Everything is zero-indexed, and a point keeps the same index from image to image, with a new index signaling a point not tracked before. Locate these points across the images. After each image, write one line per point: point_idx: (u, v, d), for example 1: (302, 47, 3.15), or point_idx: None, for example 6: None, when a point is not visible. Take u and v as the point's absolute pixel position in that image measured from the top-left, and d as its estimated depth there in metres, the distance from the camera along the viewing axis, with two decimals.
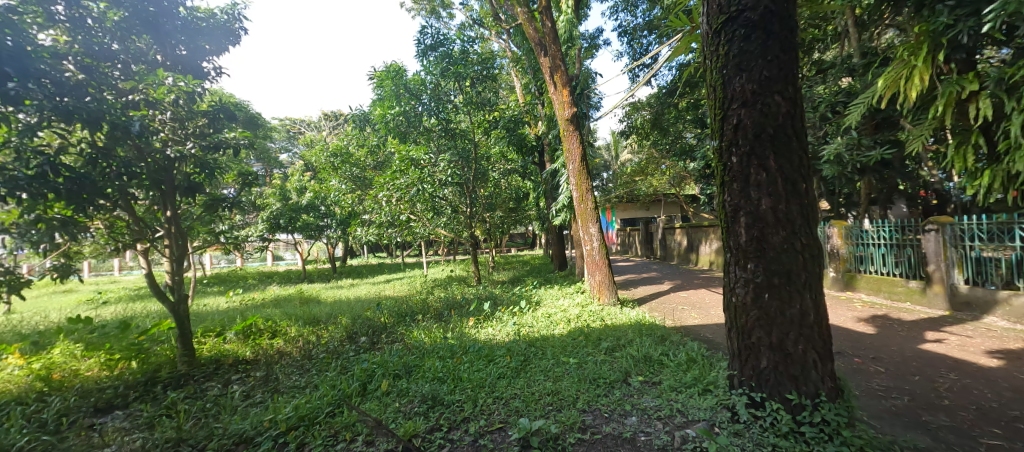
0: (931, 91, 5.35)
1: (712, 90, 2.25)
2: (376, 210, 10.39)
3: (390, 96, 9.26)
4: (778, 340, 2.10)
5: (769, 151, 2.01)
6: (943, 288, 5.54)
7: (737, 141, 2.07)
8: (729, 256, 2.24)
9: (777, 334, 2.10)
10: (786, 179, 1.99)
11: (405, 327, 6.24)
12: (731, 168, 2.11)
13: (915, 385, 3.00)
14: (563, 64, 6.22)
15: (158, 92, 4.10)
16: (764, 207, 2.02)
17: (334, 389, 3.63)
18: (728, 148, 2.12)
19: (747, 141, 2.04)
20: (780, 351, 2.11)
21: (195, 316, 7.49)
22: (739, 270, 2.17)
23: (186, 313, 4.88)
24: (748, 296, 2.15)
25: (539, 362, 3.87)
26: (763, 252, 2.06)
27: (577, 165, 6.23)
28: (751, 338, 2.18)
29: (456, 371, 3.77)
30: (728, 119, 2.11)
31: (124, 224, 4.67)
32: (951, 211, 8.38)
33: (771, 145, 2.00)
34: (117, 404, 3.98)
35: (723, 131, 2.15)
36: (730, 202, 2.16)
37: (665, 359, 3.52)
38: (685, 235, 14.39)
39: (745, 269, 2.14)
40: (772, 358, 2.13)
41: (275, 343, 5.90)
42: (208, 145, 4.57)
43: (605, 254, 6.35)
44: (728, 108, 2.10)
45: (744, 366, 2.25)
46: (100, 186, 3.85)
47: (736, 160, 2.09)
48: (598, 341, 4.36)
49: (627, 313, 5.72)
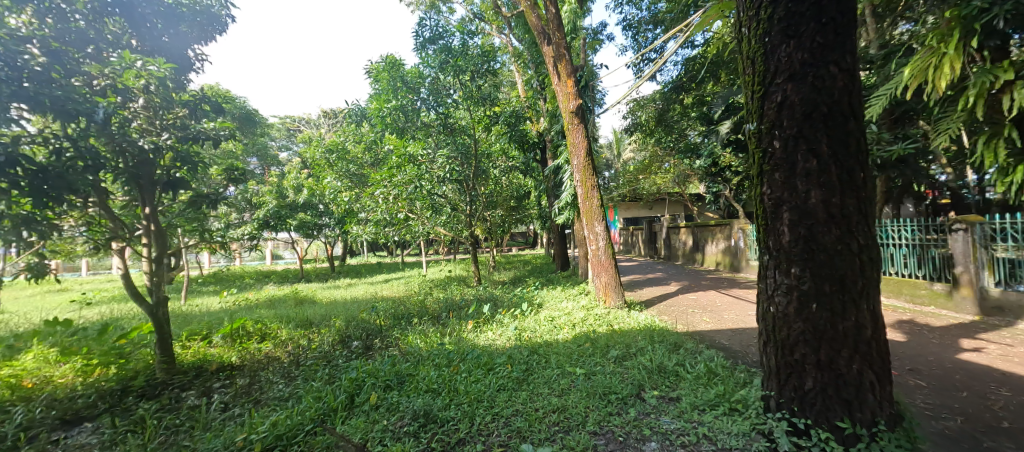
0: (961, 81, 5.01)
1: (749, 63, 2.02)
2: (373, 208, 10.08)
3: (387, 89, 8.97)
4: (828, 358, 1.81)
5: (821, 133, 1.76)
6: (972, 292, 5.21)
7: (782, 122, 1.83)
8: (767, 259, 1.95)
9: (827, 351, 1.81)
10: (840, 165, 1.74)
11: (400, 330, 5.92)
12: (774, 154, 1.87)
13: (965, 403, 2.68)
14: (568, 53, 5.87)
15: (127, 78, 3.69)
16: (813, 201, 1.76)
17: (319, 402, 3.32)
18: (770, 131, 1.88)
19: (795, 122, 1.80)
20: (829, 371, 1.82)
21: (184, 317, 7.21)
22: (780, 276, 1.88)
23: (166, 317, 4.55)
24: (791, 306, 1.86)
25: (543, 372, 3.56)
26: (812, 254, 1.77)
27: (582, 161, 5.92)
28: (793, 355, 1.89)
29: (453, 382, 3.45)
30: (771, 96, 1.88)
31: (97, 222, 4.32)
32: (971, 210, 8.03)
33: (824, 126, 1.75)
34: (86, 415, 3.69)
35: (764, 110, 1.91)
36: (770, 195, 1.90)
37: (681, 370, 3.21)
38: (690, 234, 14.07)
39: (788, 274, 1.85)
40: (820, 379, 1.84)
41: (263, 346, 5.61)
42: (185, 137, 4.25)
43: (611, 254, 6.01)
44: (771, 83, 1.87)
45: (784, 387, 1.96)
46: (73, 183, 3.45)
47: (779, 144, 1.84)
48: (607, 349, 4.04)
49: (635, 316, 5.40)
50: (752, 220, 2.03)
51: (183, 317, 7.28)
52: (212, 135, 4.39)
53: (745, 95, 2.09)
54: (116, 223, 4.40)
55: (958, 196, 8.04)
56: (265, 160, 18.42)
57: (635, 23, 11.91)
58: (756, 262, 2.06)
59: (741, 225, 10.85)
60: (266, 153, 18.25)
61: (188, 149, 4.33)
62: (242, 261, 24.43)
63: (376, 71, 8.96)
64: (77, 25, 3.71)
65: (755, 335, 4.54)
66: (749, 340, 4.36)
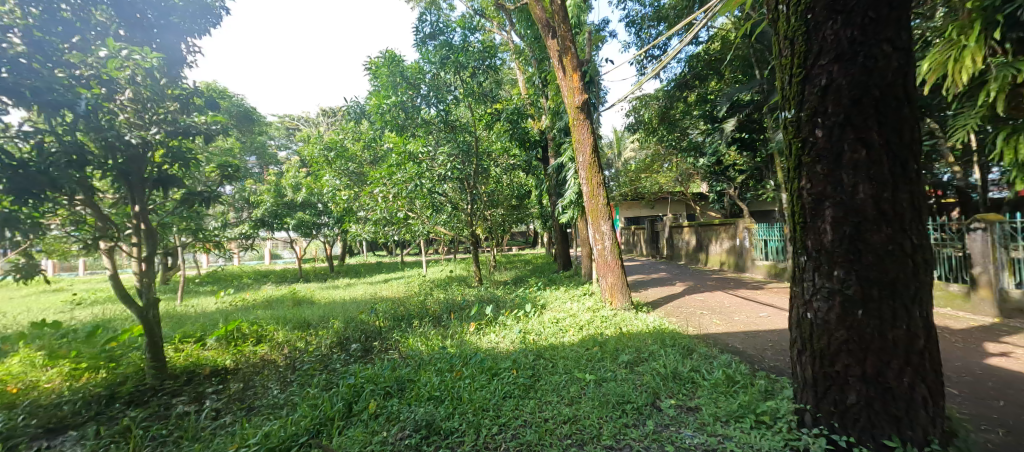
0: (981, 75, 4.83)
1: (787, 42, 2.01)
2: (372, 207, 9.89)
3: (386, 85, 8.78)
4: (874, 369, 1.81)
5: (870, 118, 1.77)
6: (991, 293, 5.03)
7: (828, 108, 1.84)
8: (807, 263, 1.97)
9: (874, 362, 1.81)
10: (890, 154, 1.75)
11: (400, 333, 5.74)
12: (817, 143, 1.88)
13: (1004, 413, 2.51)
14: (574, 46, 5.70)
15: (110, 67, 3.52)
16: (862, 196, 1.77)
17: (315, 410, 3.15)
18: (812, 119, 1.89)
19: (842, 108, 1.80)
20: (877, 384, 1.81)
21: (178, 319, 7.03)
22: (823, 279, 1.90)
23: (156, 319, 4.37)
24: (834, 312, 1.87)
25: (551, 378, 3.39)
26: (860, 255, 1.78)
27: (587, 157, 5.74)
28: (835, 366, 1.89)
29: (456, 389, 3.27)
30: (814, 79, 1.88)
31: (85, 221, 4.14)
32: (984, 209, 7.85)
33: (875, 111, 1.76)
34: (70, 424, 3.46)
35: (804, 96, 1.93)
36: (811, 190, 1.92)
37: (698, 376, 3.05)
38: (694, 233, 13.90)
39: (831, 277, 1.86)
40: (865, 392, 1.84)
41: (259, 349, 5.44)
42: (174, 130, 4.07)
43: (617, 255, 5.84)
44: (815, 65, 1.87)
45: (823, 401, 1.96)
46: (55, 178, 3.26)
47: (822, 132, 1.86)
48: (617, 353, 3.86)
49: (643, 319, 5.22)
50: (790, 216, 2.05)
51: (178, 318, 7.10)
52: (201, 128, 4.22)
53: (782, 82, 2.10)
54: (105, 221, 4.20)
55: (969, 194, 7.89)
56: (263, 158, 18.22)
57: (638, 19, 11.74)
58: (793, 266, 2.08)
59: (746, 224, 10.69)
60: (264, 152, 18.05)
61: (178, 144, 4.16)
62: (241, 260, 24.22)
63: (376, 67, 8.78)
64: (63, 15, 3.51)
65: (769, 338, 4.36)
66: (763, 343, 4.17)
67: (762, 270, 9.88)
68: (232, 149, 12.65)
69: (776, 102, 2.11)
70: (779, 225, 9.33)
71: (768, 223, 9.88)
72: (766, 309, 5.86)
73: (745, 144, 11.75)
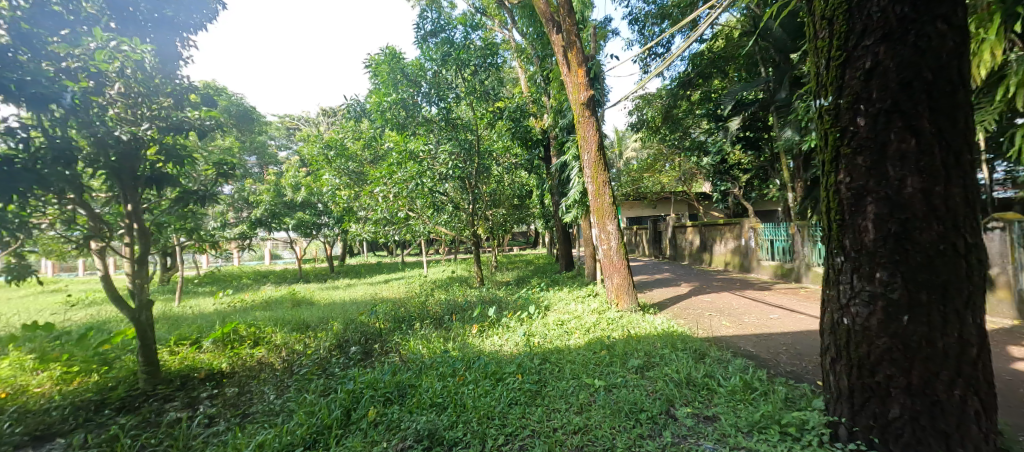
0: (1001, 70, 4.68)
1: (827, 24, 1.98)
2: (373, 206, 9.77)
3: (387, 82, 8.63)
4: (921, 380, 1.76)
5: (921, 104, 1.72)
6: (1010, 295, 4.89)
7: (873, 94, 1.81)
8: (846, 265, 1.94)
9: (920, 371, 1.76)
10: (942, 144, 1.70)
11: (401, 335, 5.61)
12: (859, 131, 1.85)
13: None
14: (579, 41, 5.56)
15: (99, 59, 3.38)
16: (910, 189, 1.73)
17: (312, 418, 3.01)
18: (854, 106, 1.86)
19: (890, 93, 1.76)
20: (923, 396, 1.76)
21: (175, 320, 6.90)
22: (863, 282, 1.86)
23: (149, 322, 4.23)
24: (875, 318, 1.83)
25: (558, 384, 3.26)
26: (906, 255, 1.74)
27: (593, 155, 5.60)
28: (875, 376, 1.86)
29: (459, 396, 3.14)
30: (857, 61, 1.84)
31: (75, 221, 4.00)
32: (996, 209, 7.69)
33: (926, 95, 1.71)
34: (58, 431, 3.32)
35: (845, 81, 1.89)
36: (850, 184, 1.89)
37: (713, 382, 2.91)
38: (697, 233, 13.77)
39: (873, 280, 1.83)
40: (909, 404, 1.79)
41: (256, 352, 5.30)
42: (166, 126, 3.93)
43: (624, 255, 5.70)
44: (859, 47, 1.83)
45: (861, 413, 1.92)
46: (42, 177, 3.14)
47: (865, 121, 1.83)
48: (626, 357, 3.72)
49: (651, 321, 5.08)
50: (826, 213, 2.02)
51: (174, 319, 6.96)
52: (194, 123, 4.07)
53: (819, 67, 2.07)
54: (96, 221, 4.05)
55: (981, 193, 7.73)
56: (263, 158, 18.09)
57: (641, 17, 11.60)
58: (828, 268, 2.05)
59: (752, 224, 10.54)
60: (264, 151, 17.92)
61: (170, 140, 4.07)
62: (241, 260, 24.09)
63: (376, 64, 8.63)
64: (54, 8, 3.29)
65: (782, 341, 4.21)
66: (776, 347, 4.03)
67: (769, 271, 9.73)
68: (231, 149, 12.54)
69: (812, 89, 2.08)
70: (785, 225, 9.18)
71: (774, 223, 9.73)
72: (776, 310, 5.71)
73: (750, 143, 11.61)
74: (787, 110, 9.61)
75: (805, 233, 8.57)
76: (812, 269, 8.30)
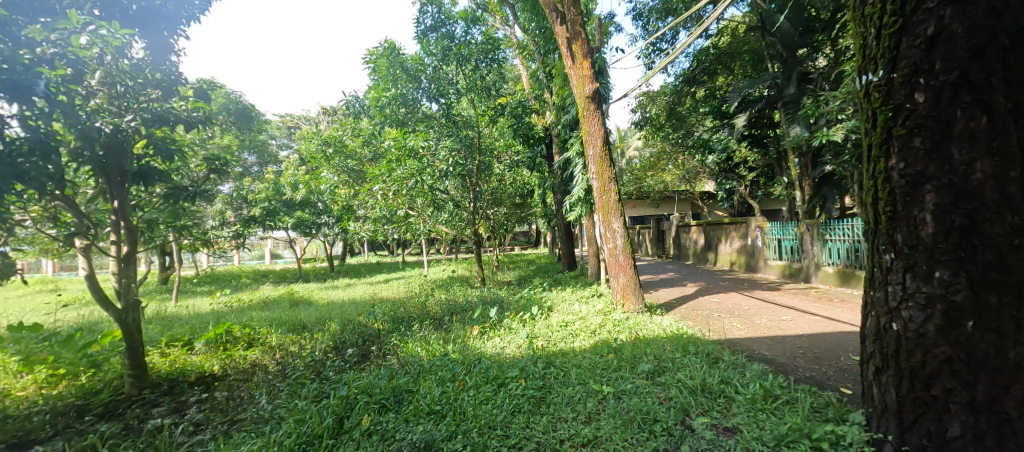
0: None
1: None
2: (371, 204, 9.58)
3: (386, 77, 8.42)
4: (989, 393, 1.63)
5: (994, 76, 1.58)
6: None
7: (936, 65, 1.69)
8: (898, 265, 1.84)
9: (989, 383, 1.63)
10: (1019, 120, 1.55)
11: (399, 336, 5.44)
12: (917, 108, 1.74)
13: None
14: (584, 31, 5.36)
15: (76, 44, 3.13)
16: (976, 176, 1.61)
17: (303, 426, 2.83)
18: (912, 81, 1.75)
19: (957, 62, 1.64)
20: (991, 412, 1.63)
21: (167, 321, 6.71)
22: (919, 283, 1.77)
23: (136, 323, 4.02)
24: (932, 323, 1.74)
25: (563, 390, 3.07)
26: (970, 253, 1.63)
27: (598, 150, 5.41)
28: (930, 390, 1.76)
29: (459, 403, 2.97)
30: (918, 26, 1.72)
31: (59, 218, 3.79)
32: None
33: (998, 62, 1.57)
34: (37, 439, 3.13)
35: (902, 51, 1.78)
36: (905, 170, 1.79)
37: (731, 389, 2.74)
38: (701, 233, 13.60)
39: (932, 280, 1.73)
40: (976, 421, 1.66)
41: (250, 354, 5.12)
42: (150, 118, 3.75)
43: (630, 254, 5.49)
44: (920, 10, 1.71)
45: (916, 430, 1.82)
46: (20, 169, 2.96)
47: (925, 97, 1.72)
48: (635, 361, 3.53)
49: (660, 322, 4.90)
50: (875, 205, 1.93)
51: (166, 320, 6.76)
52: (180, 116, 3.89)
53: (868, 38, 1.96)
54: (82, 218, 3.84)
55: None
56: (263, 157, 17.91)
57: (645, 12, 11.38)
58: (875, 267, 1.97)
59: (759, 223, 10.33)
60: (264, 150, 17.75)
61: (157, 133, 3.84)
62: (241, 260, 23.92)
63: (374, 59, 8.43)
64: None
65: (798, 344, 4.01)
66: (793, 350, 3.83)
67: (776, 270, 9.53)
68: (229, 147, 12.35)
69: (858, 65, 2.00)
70: (794, 223, 8.96)
71: (781, 221, 9.53)
72: (788, 312, 5.50)
73: (756, 141, 11.38)
74: (794, 106, 9.42)
75: (815, 229, 8.37)
76: (821, 269, 8.10)
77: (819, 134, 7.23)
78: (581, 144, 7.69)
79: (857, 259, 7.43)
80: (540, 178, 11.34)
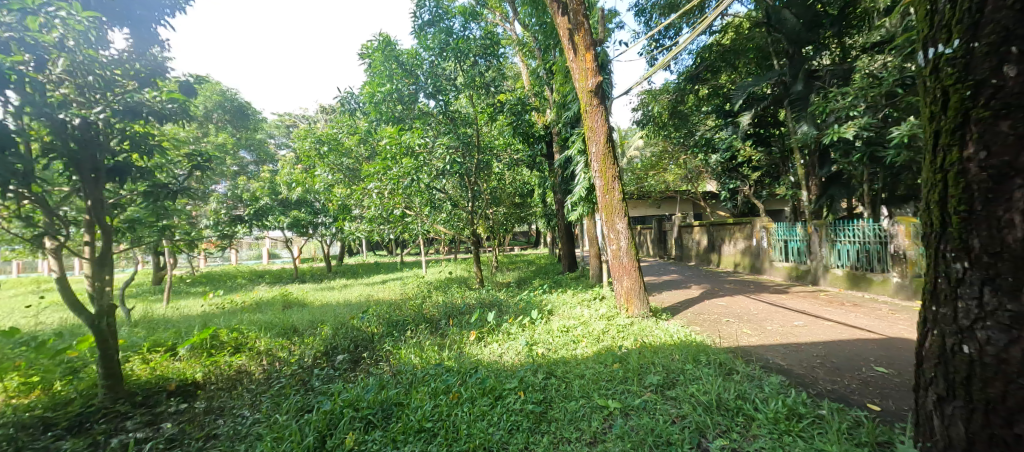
0: None
1: None
2: (367, 203, 9.33)
3: (380, 72, 8.14)
4: None
5: None
6: None
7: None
8: (972, 277, 1.43)
9: None
10: None
11: (392, 342, 5.21)
12: (1006, 85, 1.33)
13: None
14: (588, 22, 5.12)
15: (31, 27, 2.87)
16: None
17: (281, 445, 2.62)
18: (1000, 52, 1.35)
19: None
20: None
21: (153, 324, 6.47)
22: (999, 300, 1.35)
23: (111, 329, 3.77)
24: (1015, 352, 1.32)
25: (565, 406, 2.84)
26: None
27: (601, 147, 5.17)
28: (1013, 428, 1.34)
29: (452, 421, 2.75)
30: None
31: (30, 219, 3.54)
32: None
33: None
34: None
35: (986, 16, 1.38)
36: (985, 161, 1.38)
37: (749, 405, 2.52)
38: (704, 233, 13.37)
39: (1019, 296, 1.31)
40: None
41: (235, 360, 4.88)
42: (121, 109, 3.49)
43: (634, 257, 5.24)
44: None
45: None
46: None
47: (1017, 69, 1.31)
48: (642, 373, 3.29)
49: (666, 328, 4.66)
50: (943, 202, 1.53)
51: (153, 323, 6.52)
52: (153, 108, 3.62)
53: (934, 7, 1.59)
54: (54, 217, 3.59)
55: None
56: (258, 155, 17.28)
57: (648, 7, 11.10)
58: (940, 276, 1.57)
59: (765, 223, 10.07)
60: (258, 147, 17.12)
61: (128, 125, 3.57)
62: (239, 259, 23.76)
63: (369, 53, 8.16)
64: None
65: (815, 353, 3.77)
66: (809, 360, 3.59)
67: (782, 272, 9.29)
68: (222, 145, 12.11)
69: (918, 40, 1.67)
70: (801, 224, 8.71)
71: (788, 222, 9.28)
72: (800, 317, 5.25)
73: (761, 139, 11.12)
74: (801, 104, 9.14)
75: (823, 229, 8.15)
76: (830, 271, 7.86)
77: (830, 132, 6.97)
78: (583, 141, 7.43)
79: (867, 260, 7.19)
80: (540, 177, 11.07)
